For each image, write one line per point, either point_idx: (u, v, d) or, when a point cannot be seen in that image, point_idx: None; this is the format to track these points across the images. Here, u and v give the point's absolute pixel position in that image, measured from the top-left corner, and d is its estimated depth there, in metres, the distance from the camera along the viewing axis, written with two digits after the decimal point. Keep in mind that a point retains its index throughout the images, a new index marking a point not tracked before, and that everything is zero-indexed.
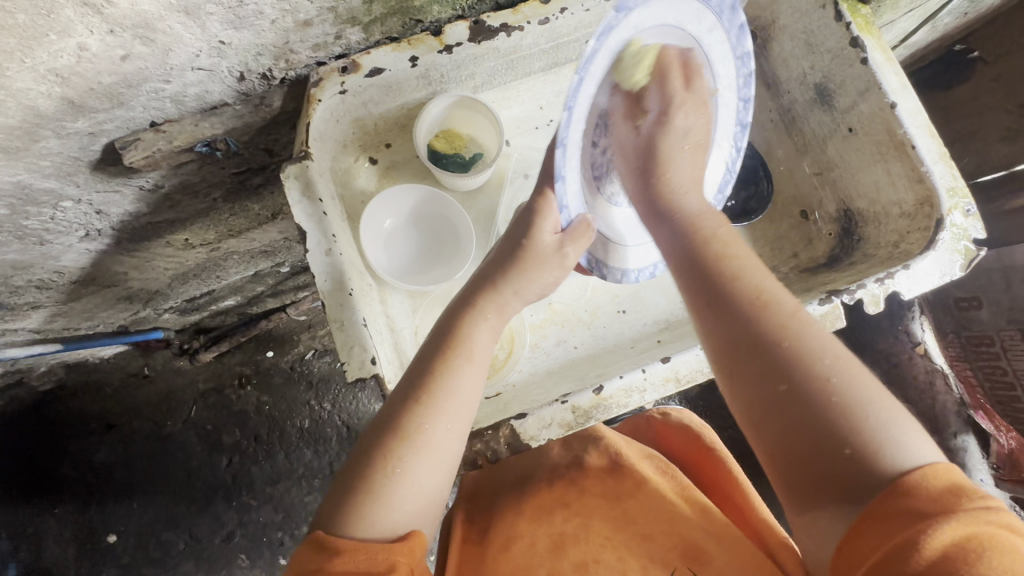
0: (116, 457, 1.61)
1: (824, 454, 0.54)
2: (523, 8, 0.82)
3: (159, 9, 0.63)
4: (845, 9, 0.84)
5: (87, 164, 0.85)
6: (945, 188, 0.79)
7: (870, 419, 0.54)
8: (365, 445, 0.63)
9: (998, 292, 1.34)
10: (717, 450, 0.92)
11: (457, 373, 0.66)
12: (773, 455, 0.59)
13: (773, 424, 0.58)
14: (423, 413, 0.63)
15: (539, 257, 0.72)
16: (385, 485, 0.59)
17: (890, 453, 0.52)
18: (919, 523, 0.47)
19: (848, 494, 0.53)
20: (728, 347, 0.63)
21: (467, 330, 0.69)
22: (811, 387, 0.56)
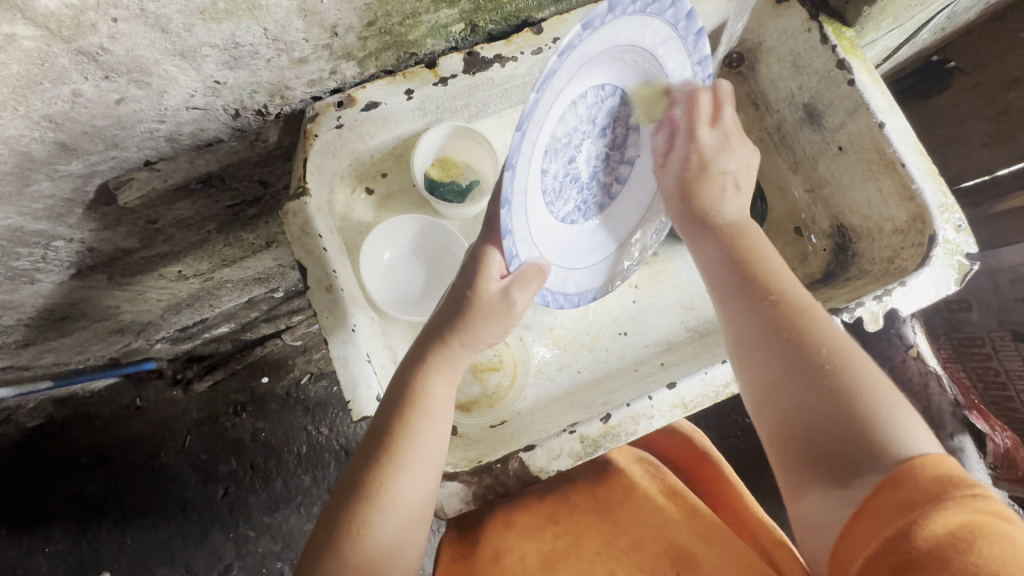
0: (108, 492, 1.57)
1: (827, 435, 0.58)
2: (517, 40, 0.83)
3: (154, 53, 0.63)
4: (830, 32, 0.86)
5: (80, 205, 0.84)
6: (935, 205, 0.80)
7: (879, 407, 0.57)
8: (331, 510, 0.64)
9: (986, 294, 1.39)
10: (713, 460, 0.96)
11: (413, 430, 0.65)
12: (777, 433, 0.63)
13: (774, 402, 0.63)
14: (386, 474, 0.63)
15: (485, 313, 0.68)
16: (351, 555, 0.60)
17: (890, 440, 0.55)
18: (914, 512, 0.49)
19: (848, 475, 0.56)
20: (740, 331, 0.68)
21: (421, 386, 0.68)
22: (820, 372, 0.60)
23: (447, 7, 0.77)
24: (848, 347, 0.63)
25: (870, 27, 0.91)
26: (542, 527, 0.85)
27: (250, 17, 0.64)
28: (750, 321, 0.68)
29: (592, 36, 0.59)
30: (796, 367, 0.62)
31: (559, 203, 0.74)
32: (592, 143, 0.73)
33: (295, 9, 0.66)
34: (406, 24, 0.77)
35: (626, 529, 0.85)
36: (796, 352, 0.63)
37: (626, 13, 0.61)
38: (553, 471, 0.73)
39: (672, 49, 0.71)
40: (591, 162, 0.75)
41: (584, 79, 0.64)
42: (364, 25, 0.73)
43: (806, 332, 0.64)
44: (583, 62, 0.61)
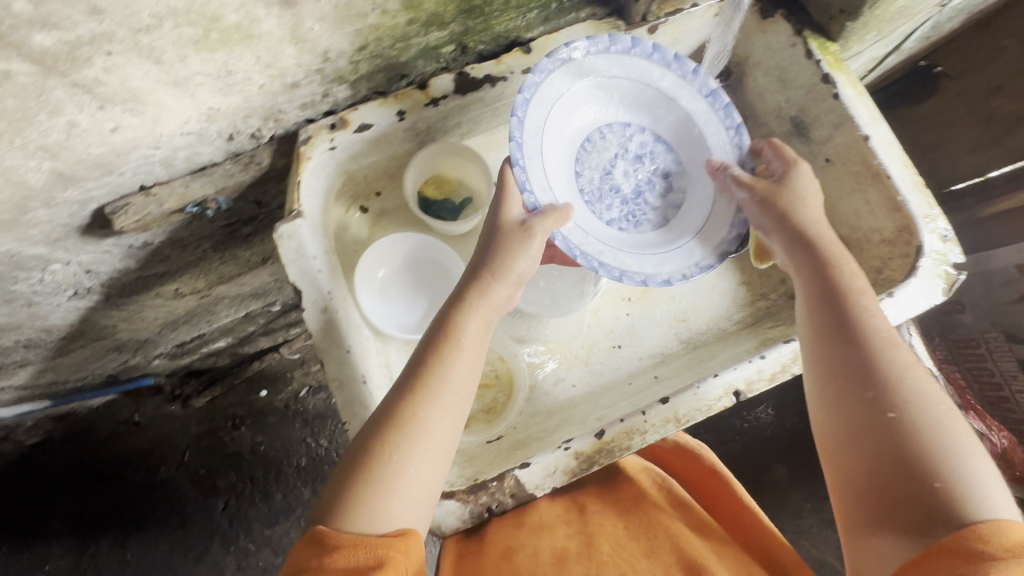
0: (108, 508, 1.57)
1: (905, 480, 0.59)
2: (506, 60, 0.84)
3: (148, 84, 0.64)
4: (814, 48, 0.88)
5: (76, 230, 0.85)
6: (920, 216, 0.81)
7: (959, 468, 0.58)
8: (359, 439, 0.65)
9: (978, 296, 1.44)
10: (722, 478, 0.95)
11: (448, 361, 0.68)
12: (851, 475, 0.64)
13: (851, 443, 0.65)
14: (419, 402, 0.65)
15: (507, 240, 0.73)
16: (381, 471, 0.61)
17: (974, 499, 0.56)
18: (977, 564, 0.52)
19: (920, 525, 0.57)
20: (828, 372, 0.70)
21: (456, 322, 0.70)
22: (922, 425, 0.61)
23: (438, 30, 0.78)
24: (940, 409, 0.63)
25: (853, 41, 0.92)
26: (555, 527, 0.86)
27: (243, 46, 0.65)
28: (836, 366, 0.69)
29: (582, 62, 0.80)
30: (884, 417, 0.63)
31: (604, 207, 0.86)
32: (630, 166, 0.88)
33: (287, 37, 0.67)
34: (397, 47, 0.78)
35: (637, 535, 0.87)
36: (887, 402, 0.64)
37: (594, 51, 0.80)
38: (548, 488, 0.73)
39: (662, 78, 0.84)
40: (631, 181, 0.88)
41: (591, 100, 0.84)
42: (355, 50, 0.74)
43: (898, 388, 0.64)
44: (582, 80, 0.82)
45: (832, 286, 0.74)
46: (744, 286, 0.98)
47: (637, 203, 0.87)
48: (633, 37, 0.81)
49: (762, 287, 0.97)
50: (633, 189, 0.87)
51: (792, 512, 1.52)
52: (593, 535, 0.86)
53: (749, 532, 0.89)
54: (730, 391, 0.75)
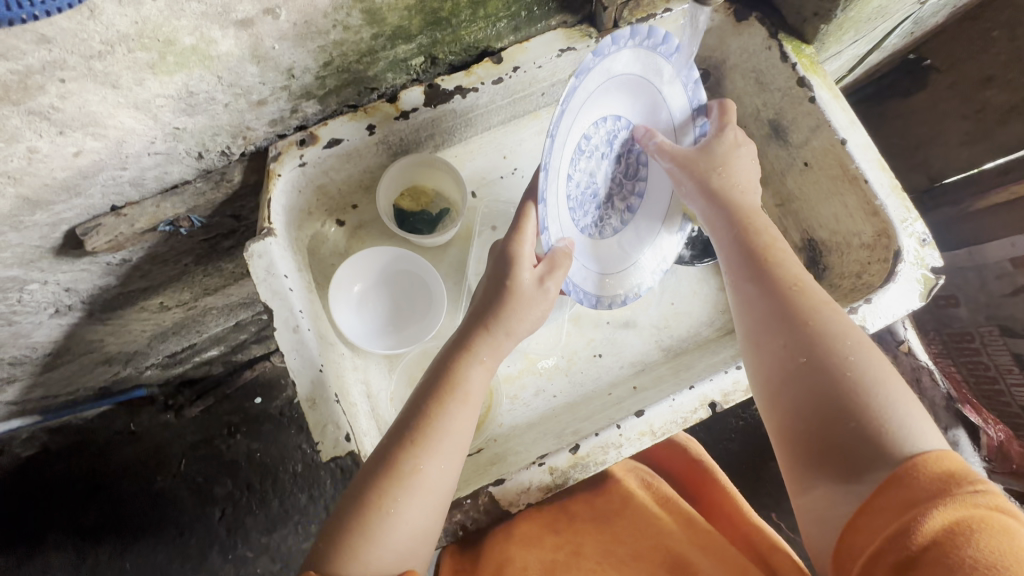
0: (107, 519, 1.48)
1: (834, 425, 0.58)
2: (476, 70, 0.83)
3: (108, 107, 0.63)
4: (789, 51, 0.86)
5: (50, 250, 0.84)
6: (898, 220, 0.80)
7: (879, 402, 0.57)
8: (354, 491, 0.62)
9: (974, 288, 1.31)
10: (705, 467, 0.93)
11: (450, 413, 0.65)
12: (784, 427, 0.63)
13: (781, 400, 0.64)
14: (419, 452, 0.62)
15: (523, 301, 0.69)
16: (377, 522, 0.59)
17: (900, 434, 0.55)
18: (919, 507, 0.49)
19: (854, 469, 0.55)
20: (754, 329, 0.69)
21: (462, 371, 0.67)
22: (832, 361, 0.60)
23: (404, 42, 0.77)
24: (858, 345, 0.62)
25: (830, 41, 0.91)
26: (540, 538, 0.81)
27: (202, 67, 0.64)
28: (759, 319, 0.69)
29: (614, 57, 0.70)
30: (796, 361, 0.63)
31: (582, 215, 0.80)
32: (613, 169, 0.82)
33: (247, 56, 0.66)
34: (364, 61, 0.77)
35: (626, 539, 0.81)
36: (799, 348, 0.64)
37: (626, 45, 0.71)
38: (523, 504, 0.73)
39: (669, 80, 0.80)
40: (608, 181, 0.82)
41: (608, 99, 0.75)
42: (320, 66, 0.74)
43: (817, 334, 0.63)
44: (607, 79, 0.72)
45: (746, 243, 0.73)
46: (726, 292, 0.97)
47: (609, 207, 0.84)
48: (663, 33, 0.74)
49: None
50: (608, 194, 0.83)
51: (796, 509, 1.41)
52: (578, 543, 0.81)
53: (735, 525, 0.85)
54: (706, 403, 0.76)
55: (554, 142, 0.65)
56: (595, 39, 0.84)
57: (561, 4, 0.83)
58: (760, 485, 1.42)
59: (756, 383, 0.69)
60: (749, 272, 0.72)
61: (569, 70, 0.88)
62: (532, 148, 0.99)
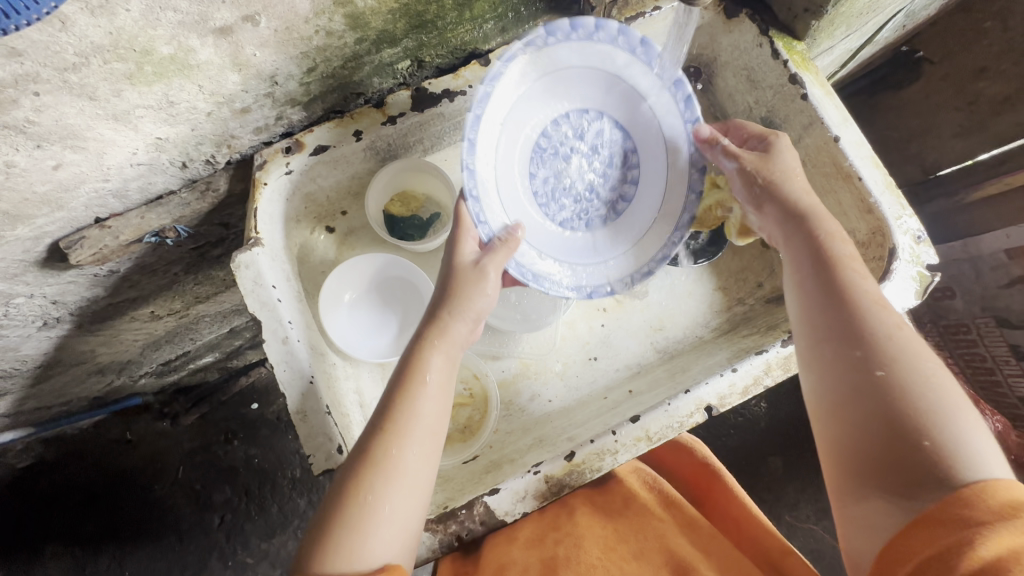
0: (106, 528, 1.46)
1: (898, 441, 0.55)
2: (464, 73, 0.81)
3: (86, 120, 0.62)
4: (781, 47, 0.85)
5: (34, 263, 0.83)
6: (892, 217, 0.80)
7: (949, 428, 0.54)
8: (335, 487, 0.61)
9: (969, 281, 1.30)
10: (712, 468, 0.91)
11: (416, 400, 0.64)
12: (843, 438, 0.59)
13: (843, 410, 0.60)
14: (391, 439, 0.61)
15: (467, 280, 0.70)
16: (359, 518, 0.58)
17: (967, 455, 0.52)
18: (975, 530, 0.48)
19: (910, 488, 0.53)
20: (820, 333, 0.65)
21: (421, 357, 0.67)
22: (909, 381, 0.57)
23: (390, 47, 0.76)
24: (935, 369, 0.58)
25: (822, 37, 0.90)
26: (543, 536, 0.81)
27: (182, 77, 0.63)
28: (826, 327, 0.65)
29: (542, 53, 0.75)
30: (870, 375, 0.59)
31: (552, 206, 0.84)
32: (588, 160, 0.84)
33: (228, 64, 0.65)
34: (349, 66, 0.76)
35: (629, 539, 0.81)
36: (875, 361, 0.59)
37: (564, 40, 0.74)
38: (519, 513, 0.73)
39: (638, 68, 0.79)
40: (586, 176, 0.85)
41: (554, 96, 0.81)
42: (303, 72, 0.72)
43: (886, 347, 0.60)
44: (540, 74, 0.78)
45: (817, 248, 0.69)
46: (720, 291, 0.96)
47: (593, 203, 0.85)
48: (617, 24, 0.74)
49: (738, 292, 0.96)
50: (586, 185, 0.85)
51: (792, 504, 1.41)
52: (581, 539, 0.80)
53: (740, 523, 0.85)
54: (702, 407, 0.76)
55: (474, 145, 0.73)
56: None
57: (549, 4, 0.82)
58: (758, 481, 1.42)
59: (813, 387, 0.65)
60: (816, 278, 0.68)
61: None
62: None
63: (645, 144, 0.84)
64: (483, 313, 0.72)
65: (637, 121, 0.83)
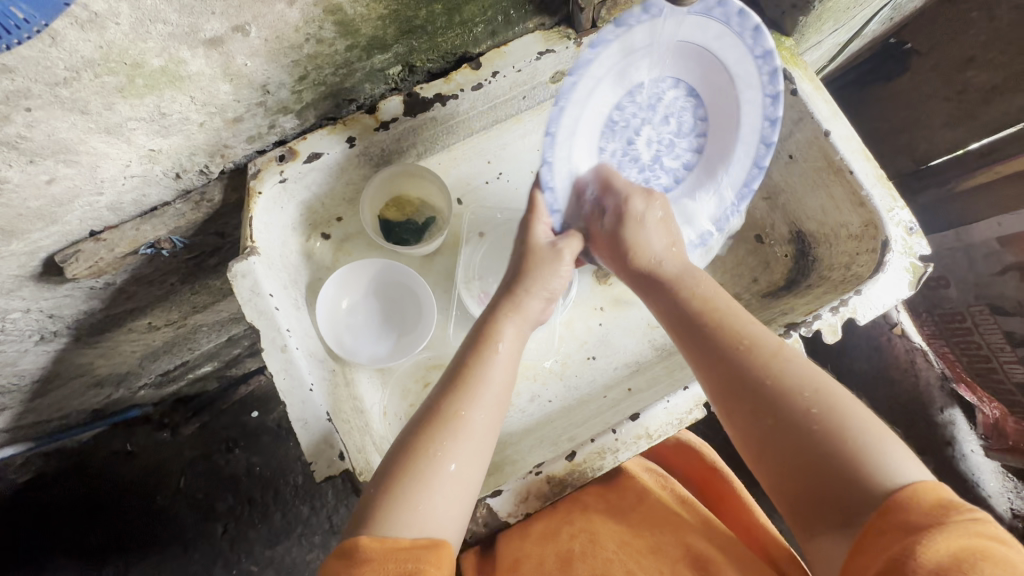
0: (108, 538, 1.44)
1: (816, 478, 0.56)
2: (456, 77, 0.82)
3: (78, 134, 0.62)
4: (770, 43, 0.86)
5: (30, 277, 0.83)
6: (884, 210, 0.80)
7: (864, 441, 0.56)
8: (397, 446, 0.63)
9: (963, 270, 1.31)
10: (723, 473, 0.92)
11: (489, 364, 0.67)
12: (777, 480, 0.60)
13: (769, 451, 0.60)
14: (462, 401, 0.64)
15: (540, 257, 0.75)
16: (426, 471, 0.60)
17: (880, 465, 0.54)
18: (910, 537, 0.49)
19: (845, 512, 0.54)
20: (715, 391, 0.66)
21: (496, 326, 0.71)
22: (802, 415, 0.59)
23: (380, 52, 0.76)
24: (830, 388, 0.60)
25: (810, 32, 0.90)
26: (557, 531, 0.80)
27: (173, 88, 0.63)
28: (721, 385, 0.65)
29: (648, 27, 0.68)
30: (772, 424, 0.60)
31: (619, 178, 0.83)
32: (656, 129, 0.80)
33: (219, 74, 0.65)
34: (340, 73, 0.76)
35: (643, 534, 0.80)
36: (772, 408, 0.60)
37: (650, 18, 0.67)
38: (521, 514, 0.73)
39: (725, 43, 0.71)
40: (652, 147, 0.82)
41: (641, 68, 0.73)
42: (295, 80, 0.72)
43: (772, 390, 0.61)
44: (628, 53, 0.71)
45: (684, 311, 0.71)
46: None
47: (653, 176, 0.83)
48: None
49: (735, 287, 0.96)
50: (653, 155, 0.82)
51: None
52: (596, 533, 0.79)
53: (751, 531, 0.84)
54: (701, 403, 0.76)
55: (554, 138, 0.76)
56: (573, 40, 0.84)
57: (538, 6, 0.82)
58: None
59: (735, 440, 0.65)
60: (696, 338, 0.68)
61: (549, 72, 0.87)
62: (516, 151, 0.97)
63: (720, 121, 0.79)
64: (553, 293, 0.76)
65: (714, 97, 0.77)
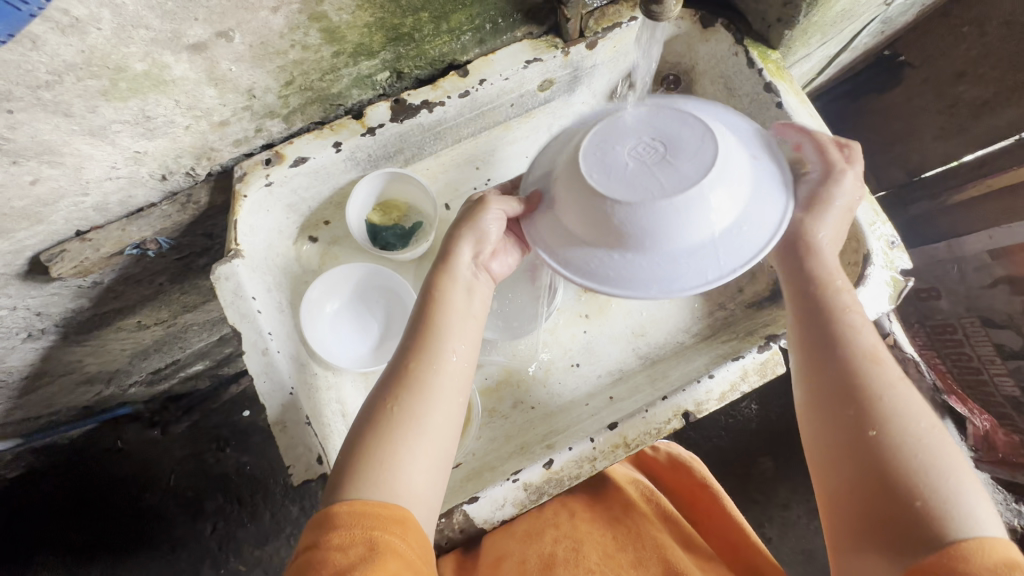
0: (96, 536, 1.44)
1: (882, 510, 0.54)
2: (442, 84, 0.83)
3: (62, 136, 0.62)
4: (755, 56, 0.86)
5: (17, 276, 0.83)
6: (866, 224, 0.81)
7: (943, 488, 0.52)
8: (363, 416, 0.63)
9: (954, 281, 1.31)
10: (712, 489, 0.91)
11: (442, 322, 0.66)
12: (841, 492, 0.58)
13: (844, 466, 0.58)
14: (420, 358, 0.64)
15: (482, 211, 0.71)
16: (391, 431, 0.60)
17: (952, 514, 0.51)
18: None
19: (907, 544, 0.51)
20: (812, 389, 0.64)
21: (444, 285, 0.68)
22: (900, 444, 0.55)
23: (367, 59, 0.76)
24: (929, 429, 0.56)
25: (798, 45, 0.91)
26: (540, 532, 0.81)
27: (157, 92, 0.63)
28: (824, 388, 0.62)
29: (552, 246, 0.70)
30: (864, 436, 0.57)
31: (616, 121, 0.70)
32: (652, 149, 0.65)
33: (204, 79, 0.65)
34: (326, 79, 0.76)
35: (626, 545, 0.81)
36: (870, 421, 0.58)
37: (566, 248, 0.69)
38: (498, 521, 0.74)
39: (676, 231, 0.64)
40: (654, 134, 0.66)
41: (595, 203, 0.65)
42: (282, 85, 0.73)
43: (879, 405, 0.58)
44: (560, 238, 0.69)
45: (814, 304, 0.67)
46: (703, 297, 0.97)
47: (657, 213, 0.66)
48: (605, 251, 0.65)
49: (720, 296, 0.97)
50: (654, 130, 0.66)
51: (783, 504, 1.41)
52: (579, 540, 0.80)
53: (737, 548, 0.83)
54: (679, 414, 0.76)
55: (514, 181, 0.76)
56: (561, 49, 0.84)
57: (526, 14, 0.82)
58: (749, 482, 1.42)
59: (810, 440, 0.63)
60: (814, 336, 0.65)
61: (537, 81, 0.87)
62: (505, 158, 0.98)
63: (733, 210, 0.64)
64: (485, 238, 0.71)
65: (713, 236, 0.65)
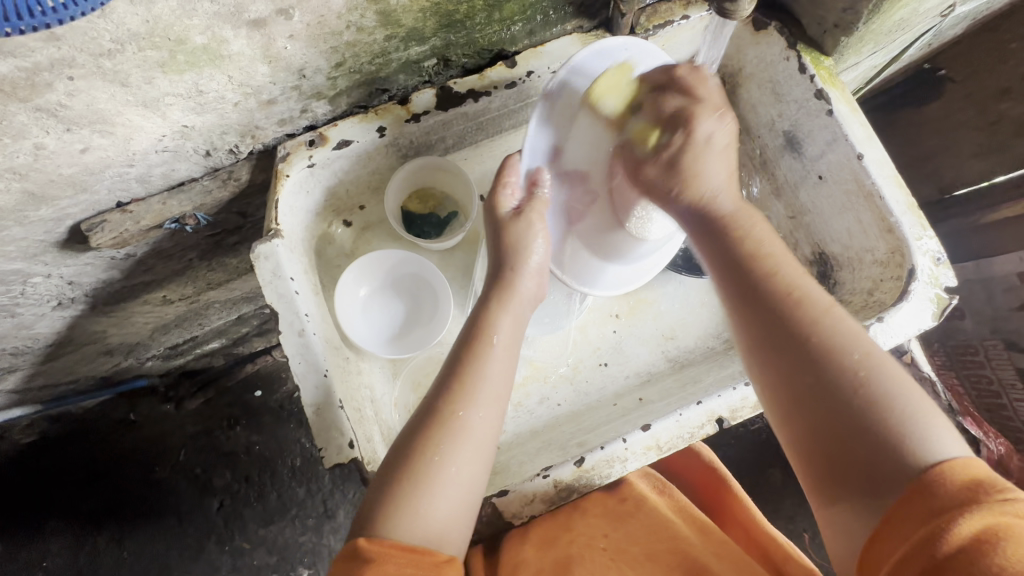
0: (107, 505, 1.45)
1: (856, 446, 0.54)
2: (490, 74, 0.82)
3: (116, 106, 0.62)
4: (808, 62, 0.85)
5: (55, 244, 0.84)
6: (913, 238, 0.79)
7: (905, 422, 0.53)
8: (397, 449, 0.63)
9: (981, 303, 1.28)
10: (719, 472, 0.93)
11: (484, 357, 0.67)
12: (804, 444, 0.58)
13: (802, 421, 0.58)
14: (460, 403, 0.64)
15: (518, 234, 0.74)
16: (427, 472, 0.60)
17: (919, 445, 0.52)
18: (935, 522, 0.47)
19: (877, 487, 0.52)
20: (757, 339, 0.63)
21: (491, 314, 0.70)
22: (846, 384, 0.56)
23: (418, 44, 0.76)
24: (876, 353, 0.57)
25: (850, 53, 0.89)
26: (553, 535, 0.79)
27: (212, 67, 0.63)
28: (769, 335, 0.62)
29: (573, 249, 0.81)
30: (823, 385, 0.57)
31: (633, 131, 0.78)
32: None
33: (259, 56, 0.65)
34: (376, 62, 0.76)
35: (641, 539, 0.80)
36: (824, 368, 0.57)
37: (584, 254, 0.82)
38: (526, 515, 0.74)
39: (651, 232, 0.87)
40: None
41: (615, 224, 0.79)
42: (333, 66, 0.73)
43: (829, 347, 0.58)
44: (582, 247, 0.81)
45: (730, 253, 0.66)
46: None
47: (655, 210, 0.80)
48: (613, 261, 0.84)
49: None
50: None
51: (790, 517, 1.40)
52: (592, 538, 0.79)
53: (751, 534, 0.83)
54: (713, 419, 0.76)
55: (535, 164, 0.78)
56: None
57: (578, 8, 0.82)
58: (757, 493, 1.41)
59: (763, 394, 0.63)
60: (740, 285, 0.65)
61: None
62: None
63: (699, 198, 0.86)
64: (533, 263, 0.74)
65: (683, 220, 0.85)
